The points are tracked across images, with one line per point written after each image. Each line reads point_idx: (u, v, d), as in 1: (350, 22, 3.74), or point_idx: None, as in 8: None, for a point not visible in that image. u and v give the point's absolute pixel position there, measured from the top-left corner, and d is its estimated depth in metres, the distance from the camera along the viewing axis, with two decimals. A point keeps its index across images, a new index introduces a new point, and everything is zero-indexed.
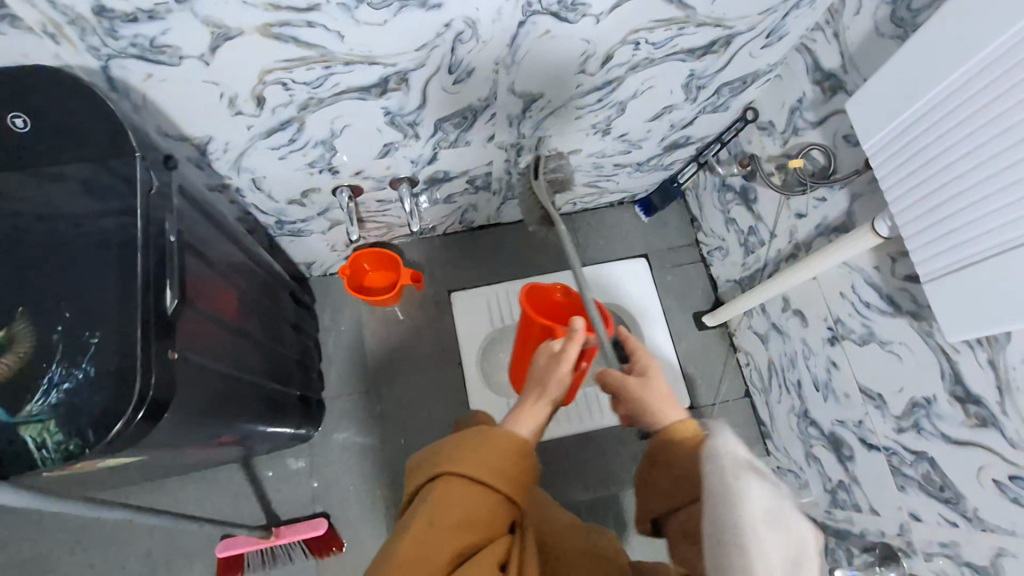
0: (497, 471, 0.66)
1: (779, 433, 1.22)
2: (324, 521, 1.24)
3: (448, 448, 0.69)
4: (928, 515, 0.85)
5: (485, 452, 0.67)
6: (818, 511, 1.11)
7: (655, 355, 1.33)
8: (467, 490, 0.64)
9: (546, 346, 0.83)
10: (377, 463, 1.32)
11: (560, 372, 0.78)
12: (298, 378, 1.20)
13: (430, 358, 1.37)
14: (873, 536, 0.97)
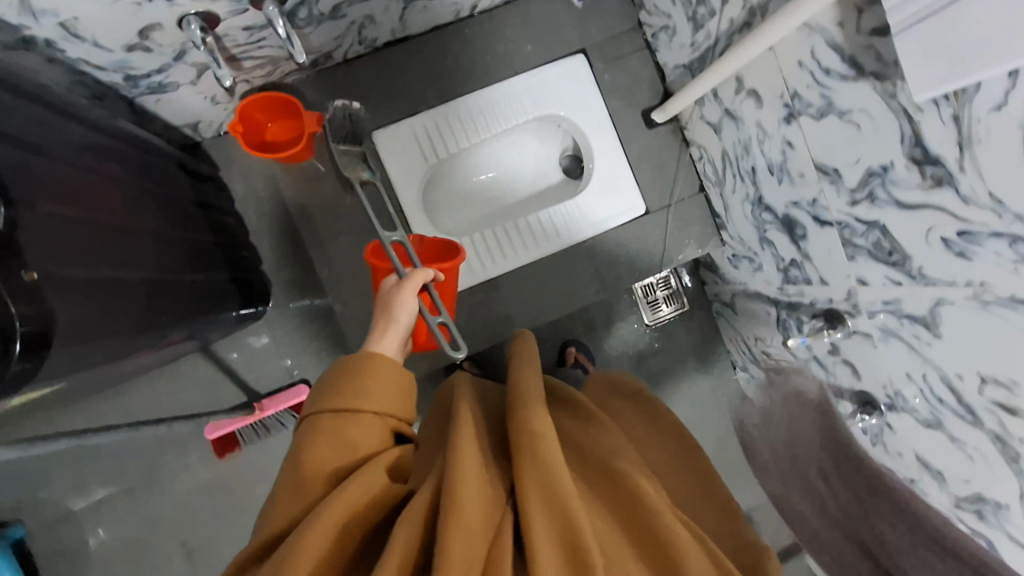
0: (366, 394, 0.72)
1: (732, 221, 1.21)
2: (305, 386, 1.24)
3: (321, 389, 0.74)
4: (874, 280, 0.87)
5: (360, 379, 0.72)
6: (771, 288, 1.16)
7: (605, 164, 1.25)
8: (342, 420, 0.70)
9: (389, 281, 0.88)
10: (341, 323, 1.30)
11: (407, 303, 0.83)
12: (231, 259, 1.12)
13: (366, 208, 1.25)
14: (822, 304, 1.02)
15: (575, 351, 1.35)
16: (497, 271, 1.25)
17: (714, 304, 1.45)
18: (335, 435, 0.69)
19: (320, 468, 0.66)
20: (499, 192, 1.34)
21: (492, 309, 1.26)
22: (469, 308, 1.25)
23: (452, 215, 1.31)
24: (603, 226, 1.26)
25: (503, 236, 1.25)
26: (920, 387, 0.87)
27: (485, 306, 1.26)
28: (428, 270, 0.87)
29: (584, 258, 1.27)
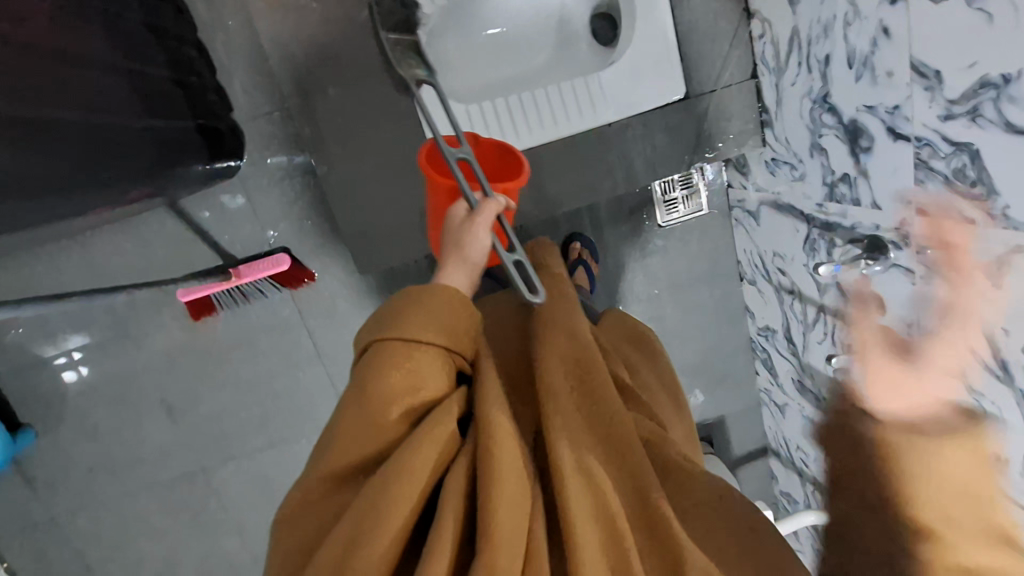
0: (431, 328, 0.65)
1: (782, 119, 1.05)
2: (285, 256, 1.15)
3: (379, 317, 0.67)
4: (937, 214, 0.76)
5: (424, 310, 0.65)
6: (808, 203, 1.04)
7: (647, 31, 1.04)
8: (414, 354, 0.64)
9: (457, 207, 0.74)
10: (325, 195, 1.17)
11: (481, 237, 0.70)
12: (201, 102, 0.97)
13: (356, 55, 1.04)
14: (863, 229, 0.92)
15: (581, 248, 1.26)
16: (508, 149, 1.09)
17: (734, 211, 1.33)
18: (408, 366, 0.63)
19: (392, 402, 0.62)
20: (516, 53, 1.19)
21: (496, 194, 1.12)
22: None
23: (462, 73, 1.14)
24: (631, 109, 1.09)
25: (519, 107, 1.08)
26: (948, 334, 0.80)
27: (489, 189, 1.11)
28: (502, 199, 0.73)
29: (608, 145, 1.11)
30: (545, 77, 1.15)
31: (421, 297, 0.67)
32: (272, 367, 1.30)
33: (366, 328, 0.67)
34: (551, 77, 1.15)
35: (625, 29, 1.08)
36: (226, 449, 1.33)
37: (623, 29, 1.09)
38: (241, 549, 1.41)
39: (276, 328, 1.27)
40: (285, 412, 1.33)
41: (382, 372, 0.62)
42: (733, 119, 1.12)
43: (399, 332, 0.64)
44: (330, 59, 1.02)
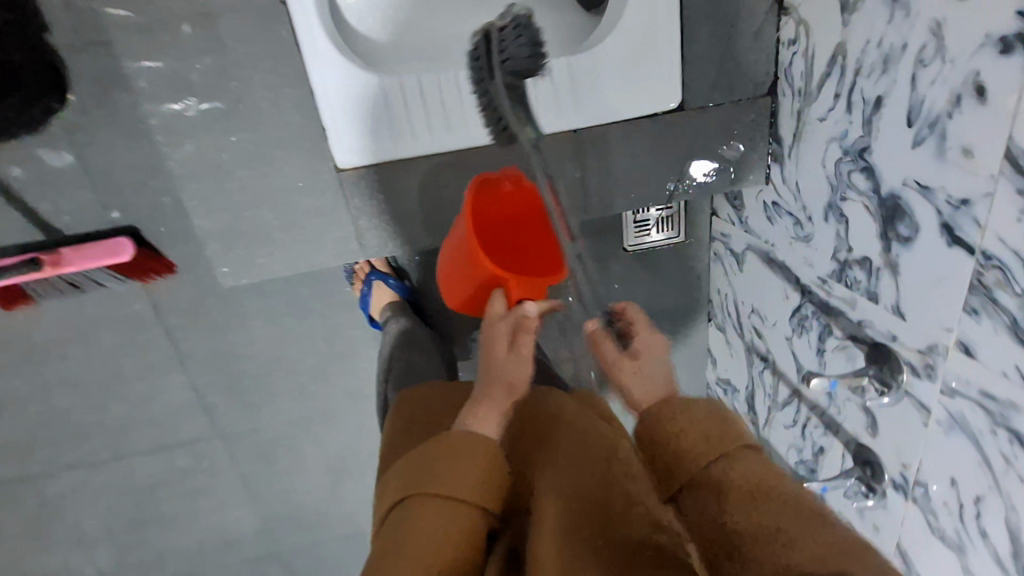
0: (456, 479, 0.56)
1: (797, 158, 0.80)
2: (127, 245, 0.87)
3: (413, 464, 0.59)
4: (986, 360, 0.56)
5: (453, 459, 0.57)
6: (809, 273, 0.81)
7: (644, 15, 0.75)
8: (444, 509, 0.55)
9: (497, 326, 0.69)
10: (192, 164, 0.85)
11: (506, 365, 0.67)
12: None
13: None
14: (873, 332, 0.71)
15: None
16: (436, 148, 0.80)
17: (714, 243, 1.09)
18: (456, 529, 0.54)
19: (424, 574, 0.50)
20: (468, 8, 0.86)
21: (414, 202, 0.83)
22: (378, 189, 0.81)
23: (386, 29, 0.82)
24: (606, 119, 0.81)
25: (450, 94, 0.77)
26: (956, 500, 0.62)
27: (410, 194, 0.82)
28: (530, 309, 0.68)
29: (570, 157, 0.83)
30: None
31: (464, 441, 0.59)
32: (119, 370, 1.02)
33: (394, 484, 0.59)
34: None
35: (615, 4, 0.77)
36: (60, 456, 1.08)
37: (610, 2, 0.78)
38: (83, 560, 1.19)
39: (121, 326, 0.98)
40: (137, 421, 1.07)
41: (404, 530, 0.53)
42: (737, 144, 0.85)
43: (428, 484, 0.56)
44: None
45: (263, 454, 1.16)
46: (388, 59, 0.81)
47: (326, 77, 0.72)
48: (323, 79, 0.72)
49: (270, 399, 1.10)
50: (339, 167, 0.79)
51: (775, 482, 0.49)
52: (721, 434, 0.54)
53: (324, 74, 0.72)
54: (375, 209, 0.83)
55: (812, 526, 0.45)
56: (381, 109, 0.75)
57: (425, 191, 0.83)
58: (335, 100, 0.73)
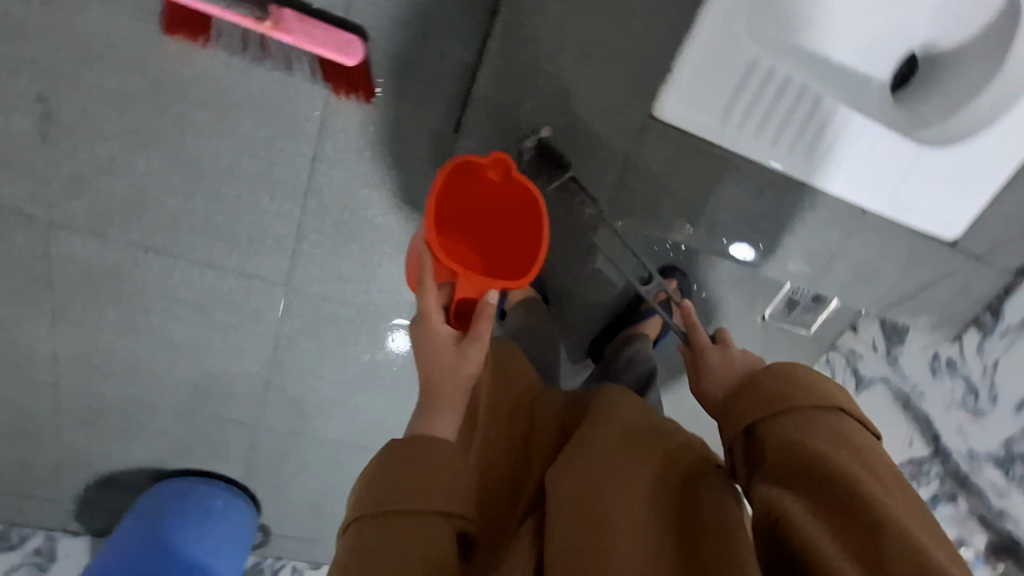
0: (416, 490, 0.59)
1: (1010, 342, 0.84)
2: (360, 49, 0.72)
3: (383, 471, 0.61)
4: None
5: (421, 470, 0.60)
6: (958, 442, 0.86)
7: (997, 147, 0.79)
8: (428, 519, 0.58)
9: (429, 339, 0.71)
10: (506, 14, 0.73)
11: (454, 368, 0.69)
12: None
13: None
14: (1014, 528, 0.79)
15: (671, 289, 1.01)
16: (747, 152, 0.82)
17: (832, 350, 1.08)
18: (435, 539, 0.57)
19: None
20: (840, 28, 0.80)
21: (683, 176, 0.84)
22: (660, 148, 0.82)
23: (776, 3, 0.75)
24: (902, 216, 0.84)
25: (781, 110, 0.78)
26: None
27: (700, 171, 0.84)
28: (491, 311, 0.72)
29: (841, 225, 0.88)
30: (852, 85, 0.81)
31: (430, 447, 0.63)
32: (236, 166, 0.84)
33: (356, 494, 0.62)
34: (857, 91, 0.81)
35: (981, 118, 0.78)
36: (99, 220, 0.87)
37: (974, 112, 0.78)
38: (44, 338, 0.98)
39: (275, 127, 0.81)
40: (214, 228, 0.89)
41: (372, 543, 0.56)
42: (945, 291, 0.91)
43: (391, 494, 0.59)
44: None
45: (313, 328, 1.01)
46: (770, 36, 0.76)
47: (716, 40, 0.73)
48: (711, 38, 0.73)
49: (363, 279, 0.96)
50: (653, 114, 0.79)
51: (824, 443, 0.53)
52: (811, 397, 0.58)
53: (716, 37, 0.73)
54: (658, 159, 0.83)
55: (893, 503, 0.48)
56: (733, 92, 0.76)
57: (705, 180, 0.85)
58: (706, 64, 0.75)
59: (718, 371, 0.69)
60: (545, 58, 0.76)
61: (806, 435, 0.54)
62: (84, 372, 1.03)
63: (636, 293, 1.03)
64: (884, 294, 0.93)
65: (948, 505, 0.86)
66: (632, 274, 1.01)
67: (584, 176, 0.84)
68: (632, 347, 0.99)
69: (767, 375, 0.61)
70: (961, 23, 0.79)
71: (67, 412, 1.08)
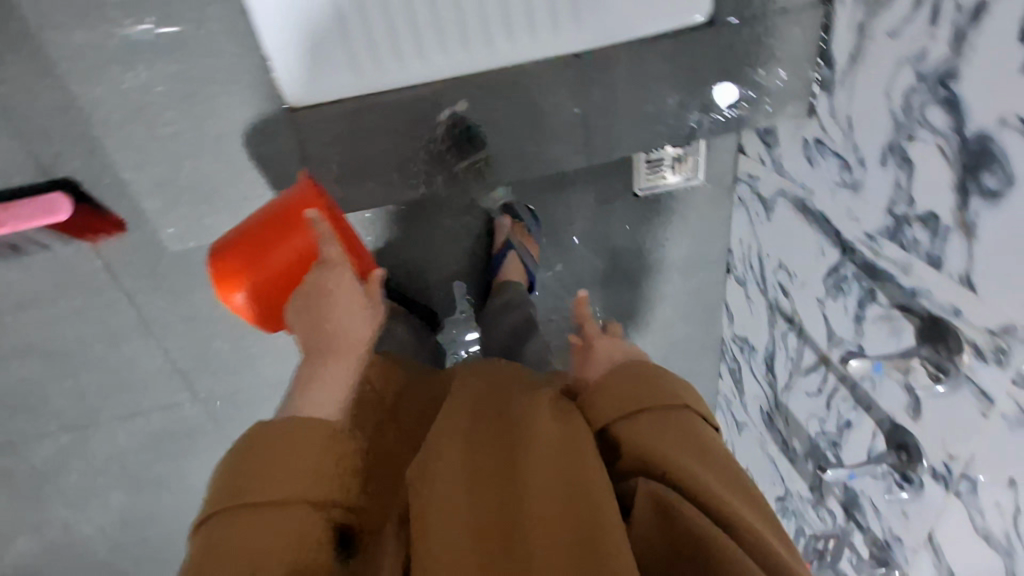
0: (283, 475, 0.46)
1: (851, 86, 0.65)
2: (62, 203, 0.75)
3: (249, 451, 0.47)
4: None
5: (284, 450, 0.47)
6: (855, 229, 0.69)
7: None
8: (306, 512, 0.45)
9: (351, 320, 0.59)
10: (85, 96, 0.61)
11: (358, 322, 0.59)
12: None
13: None
14: (930, 304, 0.60)
15: (511, 224, 0.95)
16: (415, 77, 0.66)
17: (738, 185, 0.96)
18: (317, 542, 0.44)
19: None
20: None
21: (384, 140, 0.69)
22: (332, 130, 0.67)
23: None
24: (625, 34, 0.66)
25: (403, 17, 0.61)
26: (946, 473, 0.62)
27: (393, 123, 0.68)
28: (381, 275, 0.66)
29: (582, 86, 0.69)
30: None
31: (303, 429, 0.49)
32: (80, 338, 0.94)
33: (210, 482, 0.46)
34: None
35: None
36: (34, 427, 1.03)
37: None
38: (81, 521, 1.19)
39: (76, 295, 0.89)
40: (109, 389, 1.01)
41: (225, 546, 0.42)
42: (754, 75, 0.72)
43: (246, 480, 0.45)
44: None
45: (244, 417, 1.11)
46: None
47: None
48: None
49: (245, 360, 1.03)
50: (291, 107, 0.65)
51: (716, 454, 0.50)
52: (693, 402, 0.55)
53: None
54: (330, 141, 0.68)
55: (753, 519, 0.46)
56: (336, 34, 0.60)
57: (408, 128, 0.69)
58: (284, 26, 0.60)
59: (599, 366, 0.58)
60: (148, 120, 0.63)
61: (683, 436, 0.51)
62: (126, 529, 1.23)
63: (484, 246, 0.99)
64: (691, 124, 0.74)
65: (875, 305, 0.68)
66: (469, 231, 0.98)
67: None
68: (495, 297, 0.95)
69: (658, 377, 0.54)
70: None
71: (142, 561, 1.30)
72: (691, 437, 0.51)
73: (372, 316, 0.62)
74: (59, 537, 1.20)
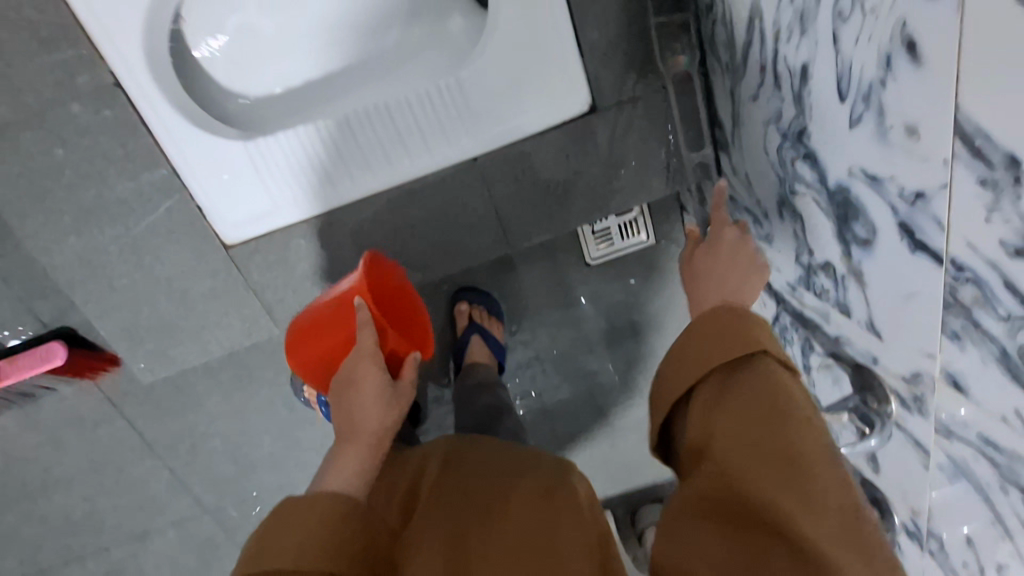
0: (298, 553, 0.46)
1: (740, 144, 0.66)
2: (57, 350, 0.84)
3: (276, 529, 0.48)
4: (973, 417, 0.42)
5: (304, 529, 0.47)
6: (780, 279, 0.67)
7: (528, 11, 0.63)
8: None
9: (368, 409, 0.59)
10: (53, 263, 0.70)
11: (378, 415, 0.59)
12: None
13: (52, 70, 0.62)
14: (853, 352, 0.56)
15: (469, 309, 0.97)
16: (335, 202, 0.72)
17: None
18: None
19: None
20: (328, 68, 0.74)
21: (326, 260, 0.75)
22: (271, 257, 0.74)
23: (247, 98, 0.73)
24: (516, 134, 0.71)
25: (313, 158, 0.69)
26: (919, 533, 0.56)
27: (325, 242, 0.74)
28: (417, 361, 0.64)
29: (489, 183, 0.73)
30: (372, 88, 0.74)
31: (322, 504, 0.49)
32: (92, 466, 1.02)
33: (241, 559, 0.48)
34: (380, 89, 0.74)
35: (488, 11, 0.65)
36: (62, 553, 1.10)
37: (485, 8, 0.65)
38: None
39: (85, 427, 0.98)
40: (124, 511, 1.08)
41: None
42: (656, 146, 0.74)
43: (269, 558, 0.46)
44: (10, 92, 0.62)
45: (251, 524, 1.14)
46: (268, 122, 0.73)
47: (192, 162, 0.67)
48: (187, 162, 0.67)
49: (245, 470, 1.08)
50: (227, 244, 0.73)
51: (788, 391, 0.46)
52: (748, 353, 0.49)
53: (188, 159, 0.67)
54: (269, 267, 0.74)
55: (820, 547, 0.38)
56: (258, 183, 0.70)
57: (340, 246, 0.75)
58: (208, 182, 0.68)
59: (717, 264, 0.62)
60: (109, 274, 0.72)
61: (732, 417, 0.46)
62: None
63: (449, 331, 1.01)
64: (599, 202, 0.76)
65: (815, 355, 0.64)
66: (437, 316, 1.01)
67: (233, 329, 0.78)
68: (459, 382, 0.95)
69: (718, 325, 0.52)
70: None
71: None
72: (747, 411, 0.46)
73: (390, 398, 0.60)
74: None
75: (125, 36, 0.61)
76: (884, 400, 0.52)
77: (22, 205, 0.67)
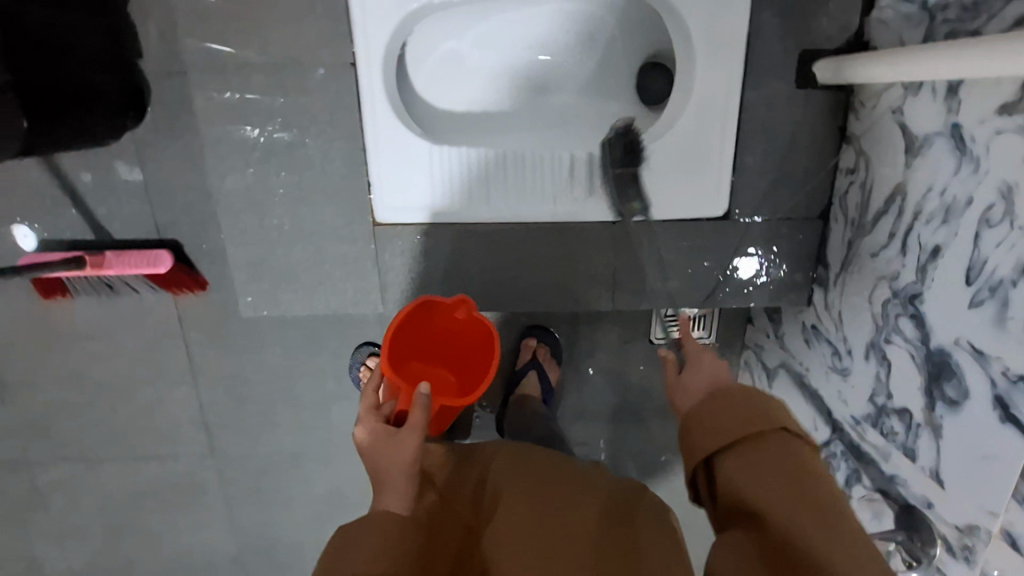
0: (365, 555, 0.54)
1: (842, 286, 0.76)
2: (165, 258, 0.89)
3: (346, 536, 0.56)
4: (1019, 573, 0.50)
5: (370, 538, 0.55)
6: (843, 410, 0.76)
7: (705, 122, 0.75)
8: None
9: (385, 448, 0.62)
10: (222, 186, 0.77)
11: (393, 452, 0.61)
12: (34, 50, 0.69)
13: (306, 35, 0.72)
14: (906, 493, 0.64)
15: (536, 345, 1.05)
16: (483, 216, 0.80)
17: (745, 350, 1.06)
18: None
19: None
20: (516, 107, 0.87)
21: (456, 263, 0.82)
22: (409, 245, 0.81)
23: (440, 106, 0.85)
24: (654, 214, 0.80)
25: (483, 174, 0.78)
26: None
27: (457, 247, 0.81)
28: (421, 396, 0.63)
29: (615, 245, 0.83)
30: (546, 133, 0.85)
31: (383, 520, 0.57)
32: (132, 374, 1.04)
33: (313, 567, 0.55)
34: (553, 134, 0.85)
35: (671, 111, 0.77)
36: (59, 448, 1.10)
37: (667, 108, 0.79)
38: (61, 554, 1.21)
39: (146, 336, 1.01)
40: (138, 427, 1.09)
41: None
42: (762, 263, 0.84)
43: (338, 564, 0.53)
44: (264, 40, 0.71)
45: (247, 480, 1.15)
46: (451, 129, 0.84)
47: (378, 145, 0.75)
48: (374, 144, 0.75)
49: (267, 426, 1.10)
50: (377, 222, 0.80)
51: (795, 455, 0.52)
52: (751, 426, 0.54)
53: (376, 142, 0.75)
54: (402, 253, 0.82)
55: (840, 535, 0.45)
56: (428, 179, 0.78)
57: (473, 257, 0.82)
58: (385, 165, 0.76)
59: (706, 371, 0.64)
60: (265, 211, 0.78)
61: (746, 472, 0.52)
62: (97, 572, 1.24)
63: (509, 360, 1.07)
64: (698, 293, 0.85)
65: (860, 486, 0.72)
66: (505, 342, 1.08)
67: (344, 295, 0.84)
68: (508, 412, 1.01)
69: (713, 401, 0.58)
70: (621, 62, 0.88)
71: None
72: (762, 470, 0.51)
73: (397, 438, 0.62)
74: (35, 563, 1.22)
75: (378, 27, 0.71)
76: (934, 542, 0.59)
77: (224, 130, 0.75)
